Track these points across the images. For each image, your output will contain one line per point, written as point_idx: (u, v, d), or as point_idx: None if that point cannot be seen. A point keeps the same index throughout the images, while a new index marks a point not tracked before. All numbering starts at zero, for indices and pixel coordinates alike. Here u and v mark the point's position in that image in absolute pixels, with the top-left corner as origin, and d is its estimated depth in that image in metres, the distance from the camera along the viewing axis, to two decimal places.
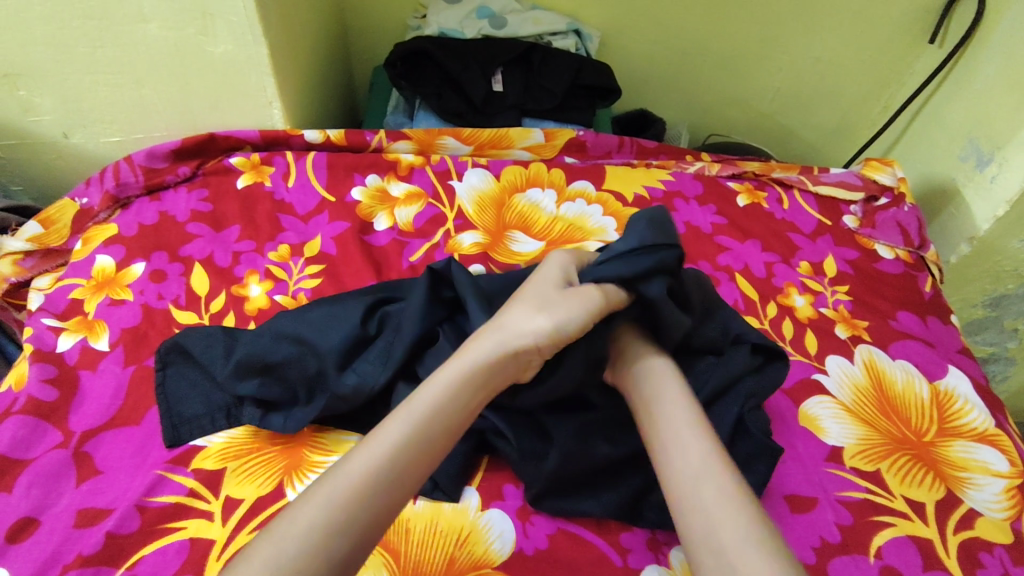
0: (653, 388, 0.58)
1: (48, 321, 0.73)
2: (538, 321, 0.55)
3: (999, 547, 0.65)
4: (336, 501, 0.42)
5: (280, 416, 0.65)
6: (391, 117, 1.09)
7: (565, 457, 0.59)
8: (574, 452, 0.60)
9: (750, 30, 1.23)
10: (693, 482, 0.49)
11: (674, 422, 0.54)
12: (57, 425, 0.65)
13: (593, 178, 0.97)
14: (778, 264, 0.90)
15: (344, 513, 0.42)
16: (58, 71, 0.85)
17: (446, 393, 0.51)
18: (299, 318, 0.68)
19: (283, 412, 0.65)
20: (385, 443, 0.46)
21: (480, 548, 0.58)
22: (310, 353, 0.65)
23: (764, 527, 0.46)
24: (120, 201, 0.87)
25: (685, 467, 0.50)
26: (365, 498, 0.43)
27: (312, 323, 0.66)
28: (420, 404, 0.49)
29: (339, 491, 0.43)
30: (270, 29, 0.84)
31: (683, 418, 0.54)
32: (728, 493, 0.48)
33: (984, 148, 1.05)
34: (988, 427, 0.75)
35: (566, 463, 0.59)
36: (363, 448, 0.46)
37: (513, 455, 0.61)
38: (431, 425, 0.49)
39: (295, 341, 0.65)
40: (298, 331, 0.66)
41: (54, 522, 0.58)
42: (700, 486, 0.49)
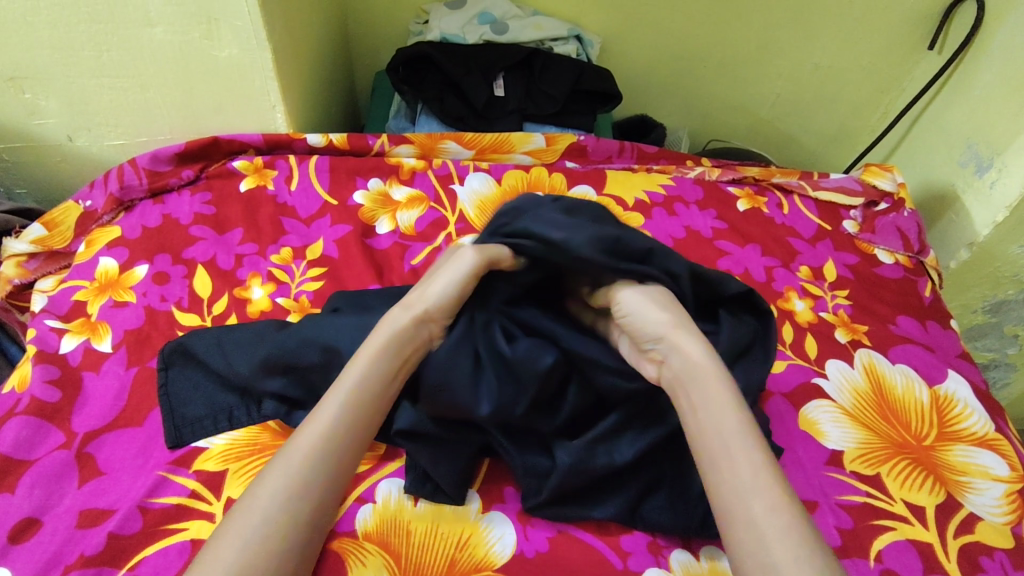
0: (681, 377, 0.54)
1: (51, 323, 0.74)
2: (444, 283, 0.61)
3: (999, 551, 0.65)
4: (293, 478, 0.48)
5: (304, 412, 0.66)
6: (394, 121, 1.11)
7: (566, 473, 0.59)
8: (576, 465, 0.59)
9: (751, 36, 1.24)
10: (739, 495, 0.46)
11: (716, 422, 0.50)
12: (60, 426, 0.65)
13: (593, 183, 0.97)
14: (778, 268, 0.90)
15: (297, 484, 0.48)
16: (64, 75, 0.85)
17: (372, 364, 0.55)
18: (317, 325, 0.66)
19: (306, 409, 0.66)
20: (323, 421, 0.51)
21: (481, 550, 0.58)
22: (335, 359, 0.63)
23: (813, 541, 0.43)
24: (123, 204, 0.87)
25: (741, 464, 0.47)
26: (311, 466, 0.49)
27: (335, 327, 0.65)
28: (351, 380, 0.54)
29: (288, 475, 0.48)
30: (275, 33, 0.84)
31: (719, 415, 0.50)
32: (774, 504, 0.45)
33: (984, 154, 1.05)
34: (988, 431, 0.75)
35: (568, 480, 0.59)
36: (312, 426, 0.51)
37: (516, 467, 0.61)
38: (364, 396, 0.54)
39: (322, 348, 0.64)
40: (323, 336, 0.64)
41: (56, 523, 0.59)
42: (746, 500, 0.45)
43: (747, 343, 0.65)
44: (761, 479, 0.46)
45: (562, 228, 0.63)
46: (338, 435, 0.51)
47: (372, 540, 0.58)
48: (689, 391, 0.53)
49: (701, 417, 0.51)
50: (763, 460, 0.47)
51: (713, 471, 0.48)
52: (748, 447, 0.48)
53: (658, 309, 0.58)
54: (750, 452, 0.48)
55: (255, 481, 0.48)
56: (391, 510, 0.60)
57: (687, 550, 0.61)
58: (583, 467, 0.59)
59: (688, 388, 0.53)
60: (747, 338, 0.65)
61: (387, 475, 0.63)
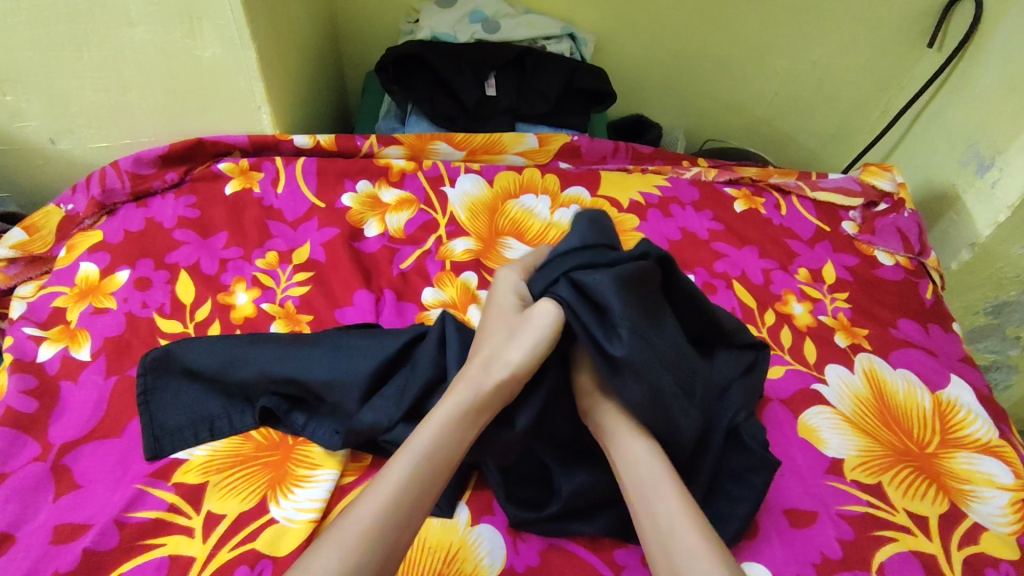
0: (604, 429, 0.56)
1: (30, 331, 0.72)
2: (512, 349, 0.55)
3: (1005, 563, 0.63)
4: (345, 551, 0.43)
5: (304, 415, 0.65)
6: (384, 122, 1.09)
7: (568, 499, 0.57)
8: (579, 490, 0.57)
9: (747, 34, 1.22)
10: (660, 531, 0.48)
11: (638, 468, 0.52)
12: (36, 437, 0.63)
13: (588, 184, 0.95)
14: (776, 271, 0.88)
15: (351, 561, 0.43)
16: (44, 76, 0.83)
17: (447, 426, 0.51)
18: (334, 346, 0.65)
19: (307, 413, 0.65)
20: (390, 482, 0.47)
21: (469, 565, 0.57)
22: (338, 378, 0.63)
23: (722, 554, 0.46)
24: (106, 208, 0.85)
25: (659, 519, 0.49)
26: (372, 542, 0.44)
27: (344, 349, 0.65)
28: (417, 447, 0.50)
29: (343, 546, 0.43)
30: (259, 32, 0.82)
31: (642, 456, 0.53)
32: (692, 543, 0.46)
33: (985, 153, 1.03)
34: (992, 437, 0.73)
35: (568, 506, 0.57)
36: (366, 495, 0.47)
37: (500, 496, 0.59)
38: (431, 465, 0.49)
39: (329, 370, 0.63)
40: (331, 358, 0.64)
41: (29, 539, 0.56)
42: (666, 540, 0.48)
43: (743, 367, 0.66)
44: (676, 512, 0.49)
45: (625, 318, 0.54)
46: (409, 497, 0.47)
47: None
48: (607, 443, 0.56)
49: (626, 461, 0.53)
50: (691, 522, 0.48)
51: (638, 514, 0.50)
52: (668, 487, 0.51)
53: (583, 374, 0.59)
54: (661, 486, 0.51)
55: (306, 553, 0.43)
56: None
57: None
58: (586, 488, 0.57)
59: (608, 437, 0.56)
60: (734, 370, 0.66)
61: None
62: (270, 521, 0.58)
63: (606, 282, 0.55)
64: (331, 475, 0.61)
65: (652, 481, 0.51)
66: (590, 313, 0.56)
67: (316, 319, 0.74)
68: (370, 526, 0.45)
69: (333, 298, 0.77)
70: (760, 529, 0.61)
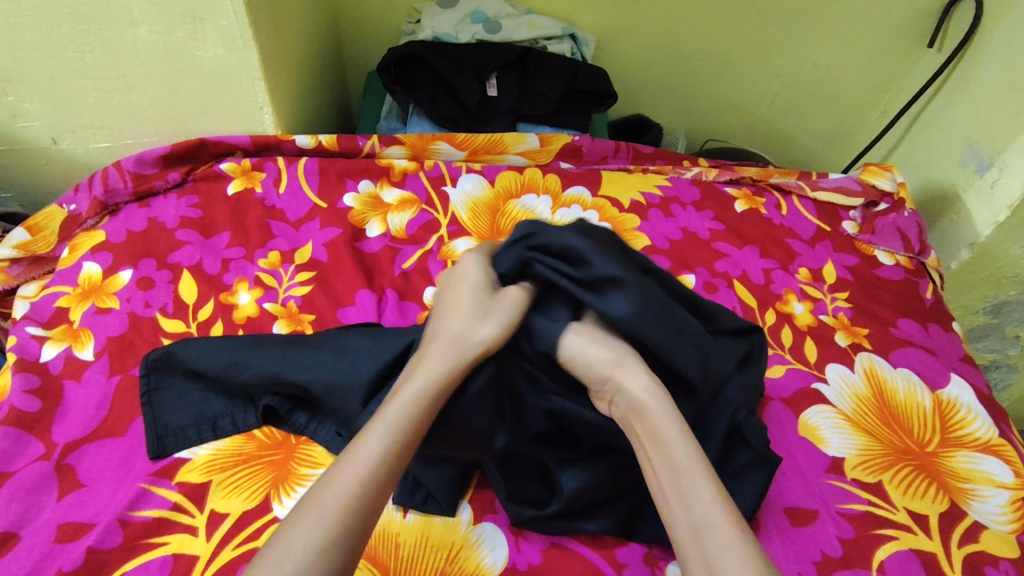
0: (635, 405, 0.51)
1: (33, 330, 0.72)
2: (483, 325, 0.55)
3: (1005, 561, 0.63)
4: (325, 523, 0.42)
5: (306, 415, 0.65)
6: (385, 122, 1.09)
7: (571, 499, 0.57)
8: (581, 490, 0.57)
9: (748, 35, 1.22)
10: (696, 529, 0.45)
11: (673, 458, 0.48)
12: (40, 436, 0.64)
13: (588, 184, 0.95)
14: (777, 270, 0.88)
15: (332, 533, 0.42)
16: (46, 76, 0.83)
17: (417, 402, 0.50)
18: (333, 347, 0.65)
19: (308, 412, 0.65)
20: (366, 457, 0.46)
21: (472, 563, 0.57)
22: (338, 379, 0.62)
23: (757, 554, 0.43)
24: (108, 208, 0.85)
25: (693, 516, 0.46)
26: (351, 512, 0.43)
27: (343, 350, 0.65)
28: (392, 417, 0.49)
29: (322, 518, 0.42)
30: (261, 32, 0.83)
31: (677, 441, 0.49)
32: (728, 541, 0.44)
33: (985, 153, 1.03)
34: (991, 436, 0.73)
35: (571, 505, 0.58)
36: (343, 466, 0.46)
37: (503, 496, 0.59)
38: (406, 435, 0.48)
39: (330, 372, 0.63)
40: (330, 359, 0.64)
41: (34, 537, 0.57)
42: (700, 537, 0.45)
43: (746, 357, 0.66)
44: (712, 509, 0.46)
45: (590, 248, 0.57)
46: (380, 478, 0.46)
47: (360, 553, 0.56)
48: (638, 422, 0.51)
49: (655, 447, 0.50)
50: (729, 521, 0.45)
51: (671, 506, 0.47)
52: (701, 476, 0.47)
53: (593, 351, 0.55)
54: (699, 479, 0.47)
55: (284, 524, 0.43)
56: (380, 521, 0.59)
57: None
58: (589, 488, 0.57)
59: (641, 420, 0.51)
60: (739, 356, 0.65)
61: None
62: (273, 519, 0.58)
63: (559, 231, 0.59)
64: None
65: (691, 473, 0.47)
66: (557, 260, 0.59)
67: (318, 319, 0.75)
68: (348, 497, 0.44)
69: (336, 298, 0.77)
70: (761, 528, 0.61)
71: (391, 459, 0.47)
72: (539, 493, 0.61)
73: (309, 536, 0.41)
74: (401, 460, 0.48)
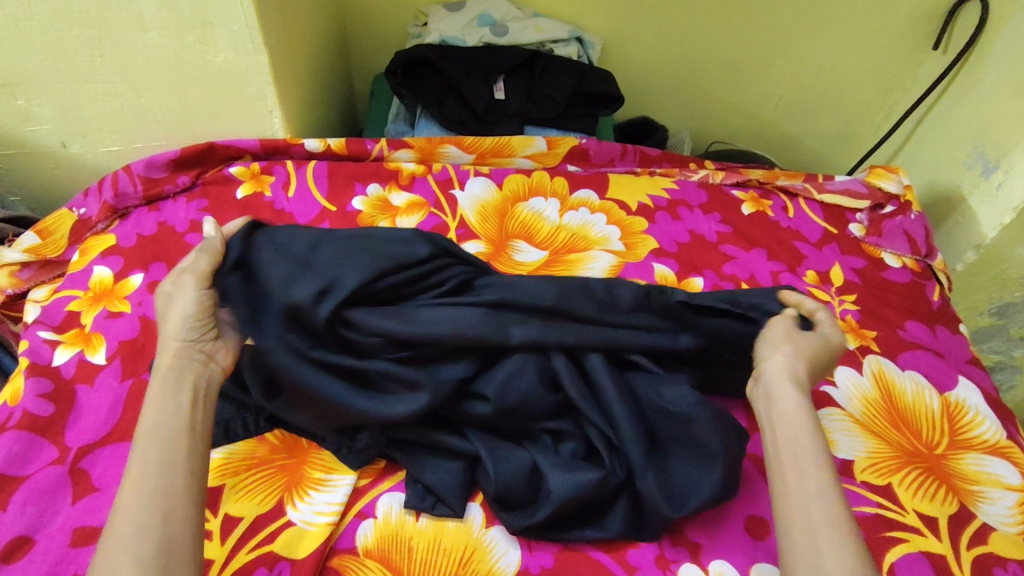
0: (773, 396, 0.57)
1: (45, 334, 0.72)
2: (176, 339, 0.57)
3: (1013, 562, 0.63)
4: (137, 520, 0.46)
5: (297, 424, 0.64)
6: (393, 126, 1.09)
7: (558, 503, 0.57)
8: (567, 495, 0.57)
9: (754, 37, 1.23)
10: (799, 507, 0.50)
11: (794, 438, 0.54)
12: (53, 441, 0.64)
13: (596, 187, 0.96)
14: (785, 273, 0.89)
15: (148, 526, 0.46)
16: (56, 80, 0.84)
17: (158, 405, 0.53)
18: None
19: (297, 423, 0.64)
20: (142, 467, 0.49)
21: (485, 566, 0.57)
22: None
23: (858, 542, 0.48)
24: (118, 211, 0.86)
25: (801, 492, 0.50)
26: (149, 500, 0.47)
27: None
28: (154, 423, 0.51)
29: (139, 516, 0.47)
30: (271, 37, 0.83)
31: (809, 437, 0.53)
32: (833, 521, 0.48)
33: (990, 155, 1.04)
34: (999, 438, 0.73)
35: (557, 511, 0.57)
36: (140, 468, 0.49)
37: (490, 493, 0.59)
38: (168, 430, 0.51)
39: None
40: None
41: (48, 541, 0.57)
42: (807, 506, 0.50)
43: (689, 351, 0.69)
44: (823, 492, 0.50)
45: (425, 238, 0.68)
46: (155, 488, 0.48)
47: (372, 557, 0.57)
48: (767, 408, 0.57)
49: (780, 430, 0.55)
50: (837, 507, 0.49)
51: (779, 478, 0.52)
52: (818, 462, 0.52)
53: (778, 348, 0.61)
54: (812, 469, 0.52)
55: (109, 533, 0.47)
56: (392, 524, 0.59)
57: (696, 564, 0.59)
58: (573, 496, 0.57)
59: (773, 404, 0.57)
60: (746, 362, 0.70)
61: (388, 489, 0.62)
62: (286, 523, 0.59)
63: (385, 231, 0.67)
64: (348, 479, 0.62)
65: (804, 463, 0.52)
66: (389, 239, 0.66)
67: None
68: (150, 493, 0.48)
69: None
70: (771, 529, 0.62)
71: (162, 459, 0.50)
72: (527, 491, 0.59)
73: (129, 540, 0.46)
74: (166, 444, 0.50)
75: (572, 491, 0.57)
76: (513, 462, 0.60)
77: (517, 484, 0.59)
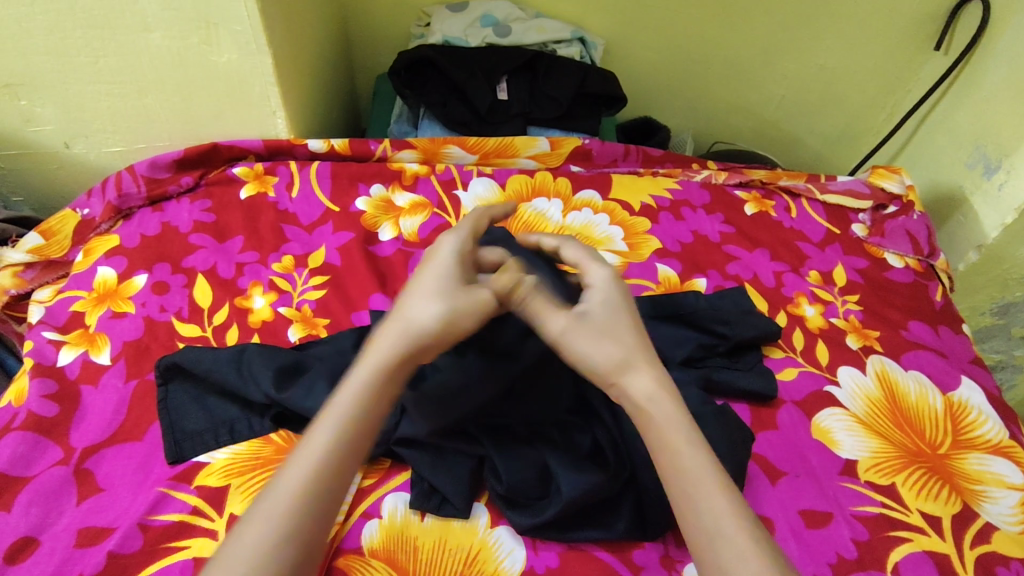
0: (642, 411, 0.52)
1: (49, 335, 0.72)
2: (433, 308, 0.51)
3: (1016, 561, 0.63)
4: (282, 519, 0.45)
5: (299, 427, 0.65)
6: (396, 126, 1.09)
7: (567, 501, 0.56)
8: (577, 495, 0.56)
9: (755, 38, 1.23)
10: (707, 531, 0.47)
11: (683, 463, 0.50)
12: (58, 441, 0.64)
13: (599, 187, 0.96)
14: (788, 273, 0.89)
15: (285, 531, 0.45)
16: (59, 81, 0.84)
17: (364, 396, 0.49)
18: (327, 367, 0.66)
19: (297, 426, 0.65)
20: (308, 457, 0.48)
21: (490, 566, 0.57)
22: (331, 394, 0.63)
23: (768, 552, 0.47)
24: (122, 212, 0.86)
25: (704, 521, 0.48)
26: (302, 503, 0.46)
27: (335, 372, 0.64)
28: (337, 408, 0.49)
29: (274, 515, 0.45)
30: (274, 38, 0.83)
31: (692, 454, 0.50)
32: (739, 548, 0.46)
33: (992, 156, 1.04)
34: (1002, 438, 0.73)
35: (566, 509, 0.57)
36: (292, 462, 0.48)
37: (500, 492, 0.59)
38: (347, 432, 0.49)
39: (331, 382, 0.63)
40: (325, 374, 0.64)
41: (54, 542, 0.57)
42: (712, 535, 0.47)
43: (690, 356, 0.71)
44: (723, 515, 0.48)
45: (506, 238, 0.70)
46: (315, 490, 0.47)
47: (378, 556, 0.57)
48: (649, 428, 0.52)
49: (665, 455, 0.50)
50: (741, 525, 0.48)
51: (687, 512, 0.49)
52: (712, 480, 0.49)
53: (577, 333, 0.53)
54: (712, 488, 0.49)
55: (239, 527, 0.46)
56: (398, 524, 0.59)
57: None
58: (582, 495, 0.56)
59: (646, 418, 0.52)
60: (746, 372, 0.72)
61: (392, 489, 0.62)
62: None
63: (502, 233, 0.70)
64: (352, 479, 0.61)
65: (702, 481, 0.49)
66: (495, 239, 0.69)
67: (333, 323, 0.75)
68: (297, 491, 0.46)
69: (350, 302, 0.77)
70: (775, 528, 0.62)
71: (321, 466, 0.48)
72: (536, 489, 0.60)
73: (241, 555, 0.43)
74: (354, 451, 0.49)
75: (582, 490, 0.56)
76: (522, 461, 0.60)
77: (527, 483, 0.59)
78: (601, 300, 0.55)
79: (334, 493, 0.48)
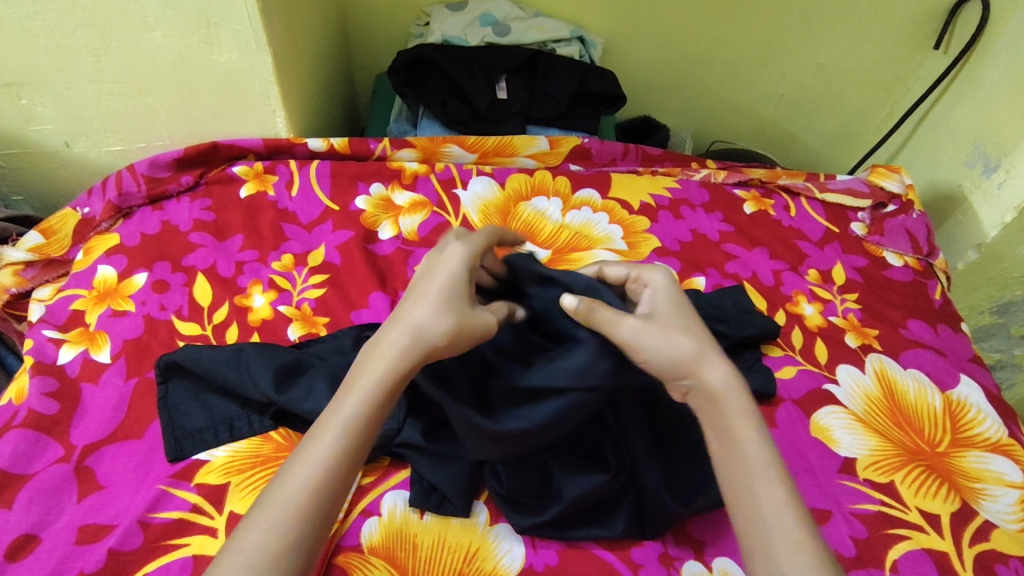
0: (711, 398, 0.50)
1: (49, 333, 0.72)
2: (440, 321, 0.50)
3: (1015, 559, 0.63)
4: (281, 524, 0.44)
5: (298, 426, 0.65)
6: (395, 125, 1.09)
7: (569, 503, 0.57)
8: (579, 496, 0.57)
9: (755, 37, 1.23)
10: (760, 533, 0.46)
11: (745, 454, 0.48)
12: (59, 439, 0.64)
13: (598, 186, 0.96)
14: (787, 271, 0.89)
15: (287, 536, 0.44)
16: (60, 80, 0.84)
17: (373, 403, 0.48)
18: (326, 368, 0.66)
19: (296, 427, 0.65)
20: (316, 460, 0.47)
21: (490, 564, 0.57)
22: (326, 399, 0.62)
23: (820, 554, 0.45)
24: (122, 210, 0.86)
25: (761, 512, 0.46)
26: (305, 512, 0.45)
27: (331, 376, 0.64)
28: (345, 413, 0.48)
29: (280, 515, 0.44)
30: (274, 37, 0.83)
31: (754, 445, 0.48)
32: (795, 543, 0.45)
33: (991, 155, 1.04)
34: (1001, 436, 0.74)
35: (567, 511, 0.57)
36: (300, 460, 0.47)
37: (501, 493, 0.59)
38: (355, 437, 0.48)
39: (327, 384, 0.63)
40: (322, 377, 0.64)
41: (54, 539, 0.57)
42: (768, 530, 0.45)
43: None
44: (782, 510, 0.46)
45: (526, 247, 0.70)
46: (320, 499, 0.46)
47: (378, 554, 0.57)
48: (710, 412, 0.50)
49: (725, 442, 0.49)
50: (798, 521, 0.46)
51: (739, 498, 0.47)
52: (773, 478, 0.47)
53: (655, 331, 0.51)
54: (773, 481, 0.47)
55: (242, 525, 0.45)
56: (398, 522, 0.60)
57: (699, 561, 0.59)
58: (583, 495, 0.57)
59: (707, 405, 0.50)
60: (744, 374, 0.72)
61: (392, 487, 0.62)
62: None
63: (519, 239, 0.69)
64: None
65: (764, 474, 0.47)
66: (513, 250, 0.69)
67: (333, 321, 0.75)
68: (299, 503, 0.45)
69: (350, 301, 0.77)
70: None
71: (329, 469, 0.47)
72: (536, 490, 0.60)
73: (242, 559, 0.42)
74: (355, 460, 0.48)
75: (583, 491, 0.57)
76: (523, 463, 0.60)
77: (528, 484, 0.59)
78: (666, 299, 0.55)
79: (333, 503, 0.47)
